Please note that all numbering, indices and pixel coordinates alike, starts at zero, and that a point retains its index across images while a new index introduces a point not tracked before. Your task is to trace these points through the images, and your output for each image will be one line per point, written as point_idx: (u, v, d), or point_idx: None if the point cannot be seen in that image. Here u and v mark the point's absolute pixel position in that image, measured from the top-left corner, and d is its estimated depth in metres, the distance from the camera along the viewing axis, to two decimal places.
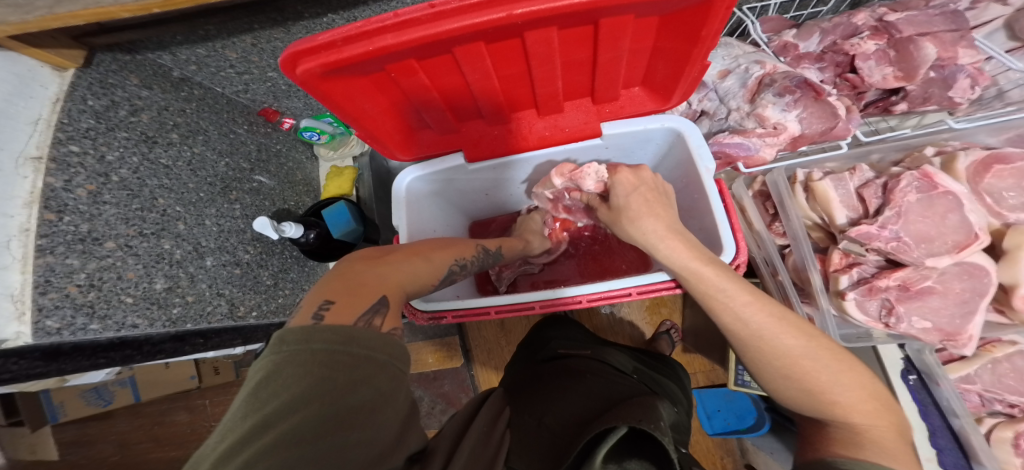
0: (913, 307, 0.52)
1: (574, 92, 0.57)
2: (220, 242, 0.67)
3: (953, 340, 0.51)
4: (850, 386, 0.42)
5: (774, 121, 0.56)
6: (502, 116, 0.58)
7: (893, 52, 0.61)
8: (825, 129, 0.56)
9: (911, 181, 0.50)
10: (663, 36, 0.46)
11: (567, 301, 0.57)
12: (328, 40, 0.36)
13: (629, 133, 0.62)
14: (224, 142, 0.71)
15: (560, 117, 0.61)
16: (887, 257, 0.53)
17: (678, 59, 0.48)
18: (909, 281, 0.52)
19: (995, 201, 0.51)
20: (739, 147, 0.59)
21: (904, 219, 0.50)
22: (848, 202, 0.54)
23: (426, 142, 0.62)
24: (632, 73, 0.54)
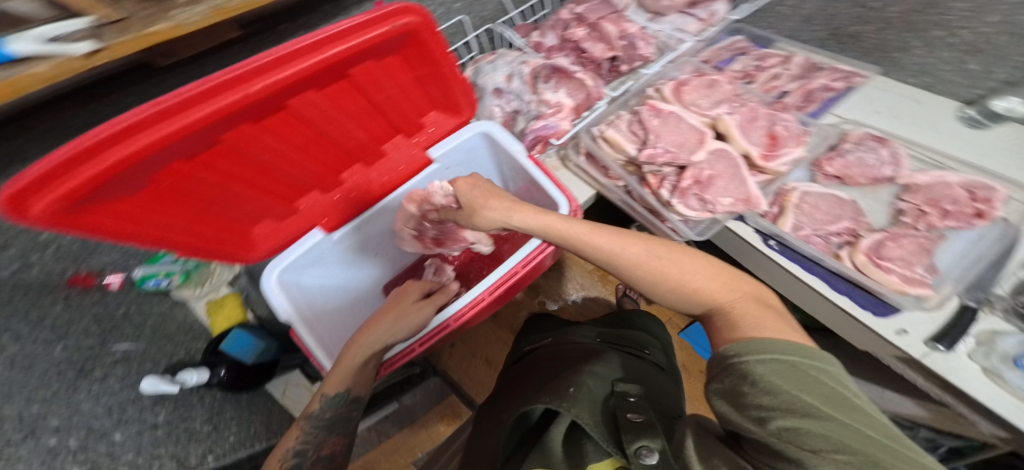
0: (715, 192, 0.65)
1: (385, 135, 0.63)
2: (118, 416, 0.66)
3: (754, 203, 0.65)
4: (707, 275, 0.49)
5: (554, 102, 0.72)
6: (328, 182, 0.64)
7: (596, 33, 0.83)
8: (584, 95, 0.73)
9: (649, 112, 0.71)
10: (415, 66, 0.54)
11: (473, 304, 0.68)
12: (43, 171, 0.32)
13: (452, 149, 0.73)
14: (48, 330, 0.62)
15: (385, 162, 0.68)
16: (678, 165, 0.68)
17: (438, 80, 0.58)
18: (699, 176, 0.66)
19: (697, 108, 0.74)
20: (546, 128, 0.73)
21: (661, 137, 0.69)
22: (629, 138, 0.70)
23: (263, 236, 0.65)
24: (415, 103, 0.61)
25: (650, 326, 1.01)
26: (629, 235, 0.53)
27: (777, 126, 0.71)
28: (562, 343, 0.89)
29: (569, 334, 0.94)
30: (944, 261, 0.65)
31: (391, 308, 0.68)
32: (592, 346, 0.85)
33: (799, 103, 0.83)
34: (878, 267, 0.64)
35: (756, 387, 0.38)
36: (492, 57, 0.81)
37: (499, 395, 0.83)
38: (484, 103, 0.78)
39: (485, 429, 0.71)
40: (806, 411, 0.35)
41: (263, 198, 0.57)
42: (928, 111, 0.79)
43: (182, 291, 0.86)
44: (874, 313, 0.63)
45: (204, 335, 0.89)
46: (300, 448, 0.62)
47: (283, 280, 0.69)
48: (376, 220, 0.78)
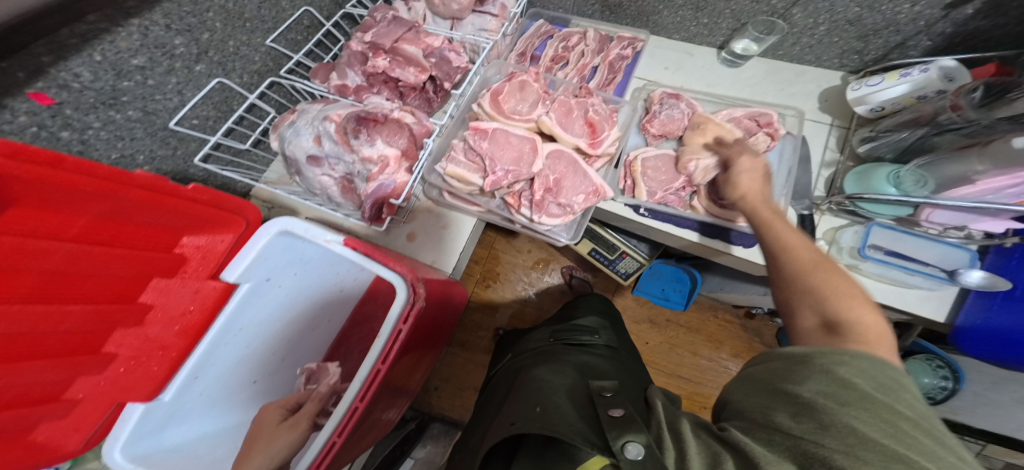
0: (568, 193, 0.66)
1: (127, 286, 0.47)
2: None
3: (602, 193, 0.67)
4: (868, 316, 0.47)
5: (376, 156, 0.62)
6: (85, 365, 0.46)
7: (399, 58, 0.77)
8: (405, 137, 0.65)
9: (475, 137, 0.67)
10: (80, 206, 0.39)
11: (347, 415, 0.52)
12: None
13: (254, 261, 0.57)
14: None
15: (161, 307, 0.52)
16: (526, 178, 0.66)
17: (142, 204, 0.43)
18: (548, 183, 0.66)
19: (517, 114, 0.73)
20: (380, 188, 0.63)
21: (498, 159, 0.65)
22: (470, 167, 0.65)
23: (53, 442, 0.48)
24: (138, 235, 0.46)
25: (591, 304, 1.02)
26: (813, 249, 0.55)
27: (590, 112, 0.74)
28: (521, 355, 0.85)
29: (524, 344, 0.91)
30: (772, 181, 0.78)
31: (253, 442, 0.59)
32: (555, 350, 0.80)
33: (607, 77, 0.92)
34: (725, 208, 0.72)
35: (832, 367, 0.43)
36: (292, 116, 0.67)
37: (469, 431, 0.74)
38: (308, 176, 0.66)
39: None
40: (850, 388, 0.41)
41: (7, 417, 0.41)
42: (700, 61, 0.97)
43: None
44: (746, 246, 0.74)
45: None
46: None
47: (138, 454, 0.53)
48: (218, 356, 0.61)
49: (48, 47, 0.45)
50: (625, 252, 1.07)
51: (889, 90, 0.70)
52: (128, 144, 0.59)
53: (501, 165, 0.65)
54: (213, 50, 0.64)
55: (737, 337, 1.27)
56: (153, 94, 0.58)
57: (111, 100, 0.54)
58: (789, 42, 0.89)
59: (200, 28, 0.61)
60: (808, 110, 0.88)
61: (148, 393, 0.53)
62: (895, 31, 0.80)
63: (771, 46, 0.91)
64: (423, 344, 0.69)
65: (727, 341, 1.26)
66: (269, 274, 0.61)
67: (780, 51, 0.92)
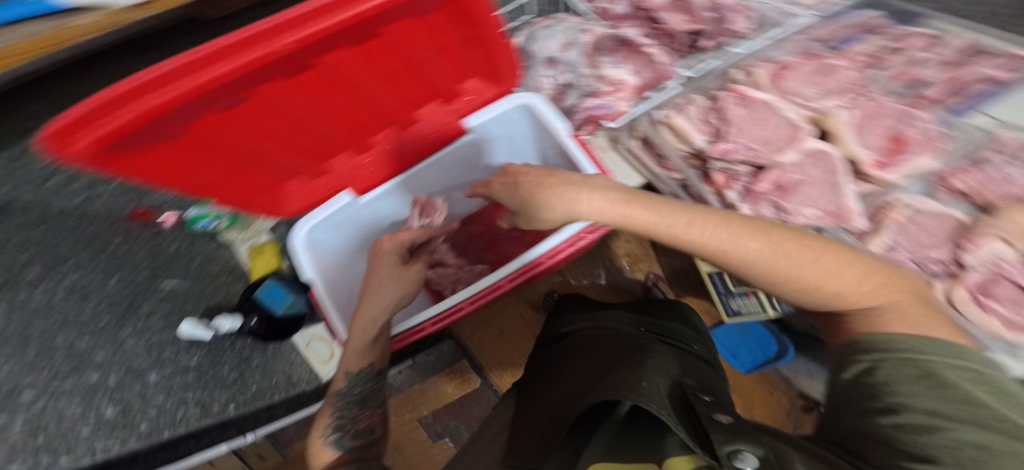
0: (798, 201, 0.55)
1: (412, 103, 0.54)
2: (155, 354, 0.73)
3: (844, 219, 0.55)
4: (864, 282, 0.40)
5: (615, 79, 0.64)
6: (356, 143, 0.56)
7: (682, 4, 0.70)
8: (654, 75, 0.64)
9: (732, 99, 0.61)
10: (452, 27, 0.43)
11: (489, 289, 0.62)
12: (86, 110, 0.27)
13: (493, 118, 0.63)
14: (117, 263, 0.77)
15: (419, 126, 0.60)
16: (756, 164, 0.58)
17: (482, 45, 0.47)
18: (783, 181, 0.56)
19: (799, 96, 0.64)
20: (600, 108, 0.63)
21: (741, 128, 0.58)
22: (700, 127, 0.59)
23: (291, 196, 0.60)
24: (454, 69, 0.52)
25: (693, 319, 0.87)
26: (809, 249, 0.41)
27: (902, 126, 0.61)
28: (599, 331, 0.79)
29: (604, 318, 0.85)
30: None
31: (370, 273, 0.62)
32: (627, 339, 0.73)
33: (941, 97, 0.65)
34: (981, 305, 0.51)
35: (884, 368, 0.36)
36: (547, 20, 0.68)
37: (540, 367, 0.80)
38: (533, 72, 0.66)
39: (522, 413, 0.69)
40: (969, 402, 0.32)
41: (291, 156, 0.51)
42: None
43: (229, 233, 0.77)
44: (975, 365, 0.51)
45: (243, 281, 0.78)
46: (337, 424, 0.59)
47: (312, 239, 0.63)
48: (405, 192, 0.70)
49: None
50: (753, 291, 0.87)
51: None
52: None
53: (744, 137, 0.58)
54: None
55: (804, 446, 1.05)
56: None
57: None
58: None
59: None
60: None
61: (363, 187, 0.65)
62: None
63: None
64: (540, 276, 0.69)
65: None
66: (486, 138, 0.67)
67: None
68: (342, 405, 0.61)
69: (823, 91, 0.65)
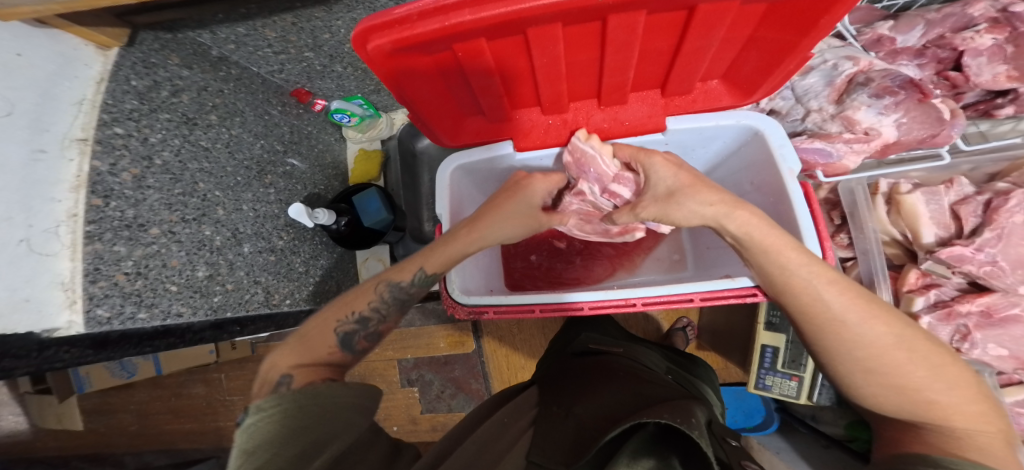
0: (991, 335, 0.49)
1: (643, 84, 0.49)
2: (258, 227, 0.64)
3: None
4: (950, 384, 0.37)
5: (865, 126, 0.48)
6: (555, 105, 0.51)
7: (1010, 47, 0.49)
8: (925, 137, 0.48)
9: (1022, 200, 0.46)
10: (764, 27, 0.38)
11: (615, 303, 0.53)
12: (403, 15, 0.31)
13: (695, 129, 0.53)
14: (260, 123, 0.66)
15: (621, 110, 0.53)
16: (973, 279, 0.50)
17: (774, 51, 0.40)
18: (993, 307, 0.49)
19: None
20: (818, 154, 0.51)
21: (1006, 241, 0.46)
22: (939, 218, 0.50)
23: (466, 127, 0.55)
24: (714, 65, 0.45)
25: (715, 383, 0.84)
26: (880, 302, 0.38)
27: None
28: (631, 362, 0.75)
29: (639, 352, 0.81)
30: None
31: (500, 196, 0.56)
32: (665, 381, 0.69)
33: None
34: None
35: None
36: None
37: (558, 376, 0.74)
38: None
39: (542, 415, 0.61)
40: None
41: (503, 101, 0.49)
42: None
43: (348, 130, 0.86)
44: None
45: (343, 178, 0.87)
46: (364, 315, 0.49)
47: (456, 175, 0.59)
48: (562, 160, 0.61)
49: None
50: (799, 377, 0.78)
51: None
52: None
53: (998, 254, 0.46)
54: None
55: None
56: None
57: None
58: None
59: None
60: None
61: (529, 146, 0.56)
62: None
63: None
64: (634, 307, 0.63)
65: None
66: (672, 143, 0.56)
67: None
68: (352, 325, 0.48)
69: None
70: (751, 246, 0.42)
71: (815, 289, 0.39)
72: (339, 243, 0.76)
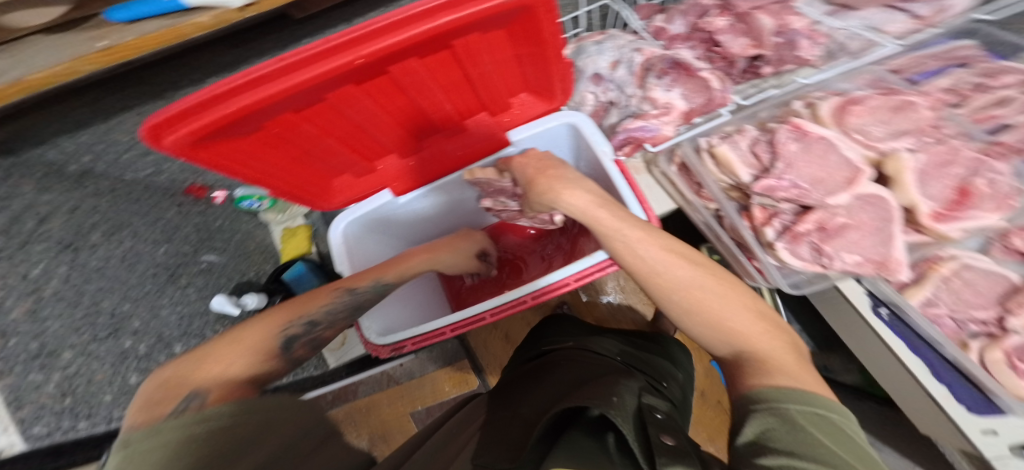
0: (839, 245, 0.51)
1: (468, 110, 0.57)
2: (185, 326, 0.72)
3: (889, 269, 0.50)
4: (741, 313, 0.46)
5: (663, 101, 0.60)
6: (406, 147, 0.60)
7: (740, 25, 0.62)
8: (704, 101, 0.60)
9: (785, 133, 0.53)
10: (518, 46, 0.47)
11: (513, 302, 0.63)
12: (181, 109, 0.34)
13: (536, 133, 0.63)
14: (155, 230, 0.72)
15: (465, 136, 0.62)
16: (803, 204, 0.53)
17: (540, 62, 0.50)
18: (824, 221, 0.52)
19: (863, 136, 0.52)
20: (642, 130, 0.61)
21: (794, 168, 0.52)
22: (744, 160, 0.55)
23: (339, 187, 0.62)
24: (510, 82, 0.55)
25: (681, 359, 0.84)
26: (680, 250, 0.49)
27: (978, 179, 0.48)
28: (585, 351, 0.75)
29: (592, 341, 0.82)
30: None
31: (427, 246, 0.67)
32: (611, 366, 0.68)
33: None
34: (1014, 369, 0.49)
35: (779, 431, 0.35)
36: (599, 36, 0.66)
37: (508, 387, 0.73)
38: (578, 88, 0.66)
39: (491, 421, 0.59)
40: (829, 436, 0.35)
41: (352, 154, 0.56)
42: None
43: (267, 213, 0.95)
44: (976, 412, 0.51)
45: (274, 257, 0.96)
46: (314, 318, 0.51)
47: (347, 232, 0.64)
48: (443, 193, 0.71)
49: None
50: None
51: None
52: None
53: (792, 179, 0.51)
54: None
55: None
56: None
57: None
58: None
59: None
60: None
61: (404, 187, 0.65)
62: None
63: None
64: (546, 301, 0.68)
65: None
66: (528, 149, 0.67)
67: None
68: (302, 328, 0.49)
69: (890, 131, 0.52)
70: (580, 217, 0.54)
71: (632, 248, 0.50)
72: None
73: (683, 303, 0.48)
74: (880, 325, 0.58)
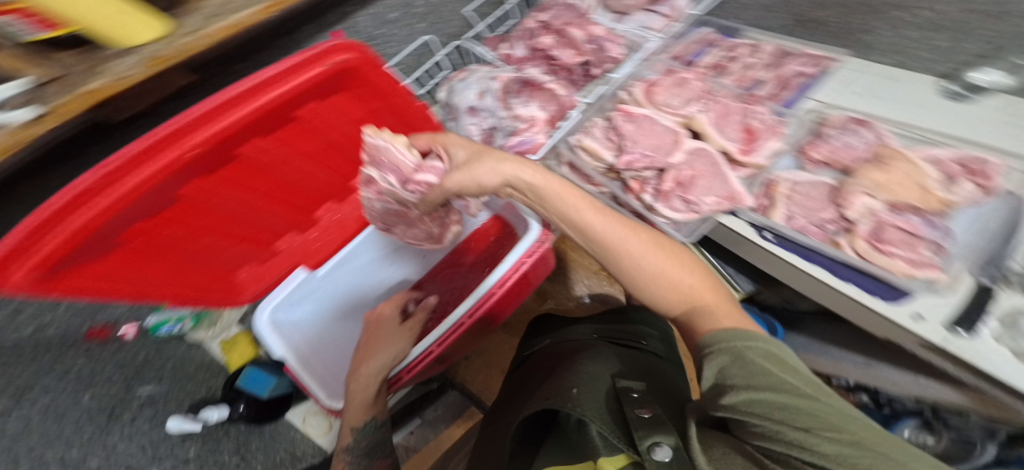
0: (698, 191, 0.62)
1: (343, 174, 0.66)
2: (152, 454, 0.60)
3: (739, 200, 0.60)
4: (691, 272, 0.43)
5: (527, 115, 0.70)
6: (299, 219, 0.67)
7: (564, 39, 0.85)
8: (556, 106, 0.71)
9: (621, 118, 0.66)
10: (356, 106, 0.57)
11: (453, 327, 0.61)
12: (14, 244, 0.35)
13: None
14: (69, 381, 0.58)
15: (353, 198, 0.71)
16: (657, 167, 0.64)
17: (382, 111, 0.61)
18: (679, 177, 0.63)
19: (670, 108, 0.68)
20: (522, 143, 0.70)
21: (636, 142, 0.65)
22: (605, 146, 0.67)
23: (253, 277, 0.68)
24: (370, 139, 0.65)
25: (655, 320, 0.89)
26: (625, 217, 0.47)
27: (752, 119, 0.65)
28: (563, 343, 0.81)
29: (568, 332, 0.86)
30: (958, 238, 0.60)
31: (373, 337, 0.69)
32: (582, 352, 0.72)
33: (775, 91, 0.79)
34: (882, 253, 0.59)
35: (734, 367, 0.33)
36: (463, 73, 0.79)
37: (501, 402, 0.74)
38: (461, 122, 0.76)
39: (488, 445, 0.61)
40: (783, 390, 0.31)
41: (248, 242, 0.62)
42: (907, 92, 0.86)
43: (195, 332, 0.87)
44: (885, 300, 0.58)
45: (222, 372, 0.85)
46: None
47: (275, 319, 0.68)
48: (360, 249, 0.77)
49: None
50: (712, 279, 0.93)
51: None
52: None
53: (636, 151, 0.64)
54: (434, 13, 0.86)
55: None
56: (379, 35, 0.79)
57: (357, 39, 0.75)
58: None
59: None
60: None
61: (317, 260, 0.74)
62: None
63: None
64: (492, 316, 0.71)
65: None
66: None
67: None
68: None
69: (685, 101, 0.69)
70: (512, 181, 0.51)
71: (574, 206, 0.48)
72: (257, 426, 0.78)
73: (641, 256, 0.44)
74: (772, 245, 0.66)
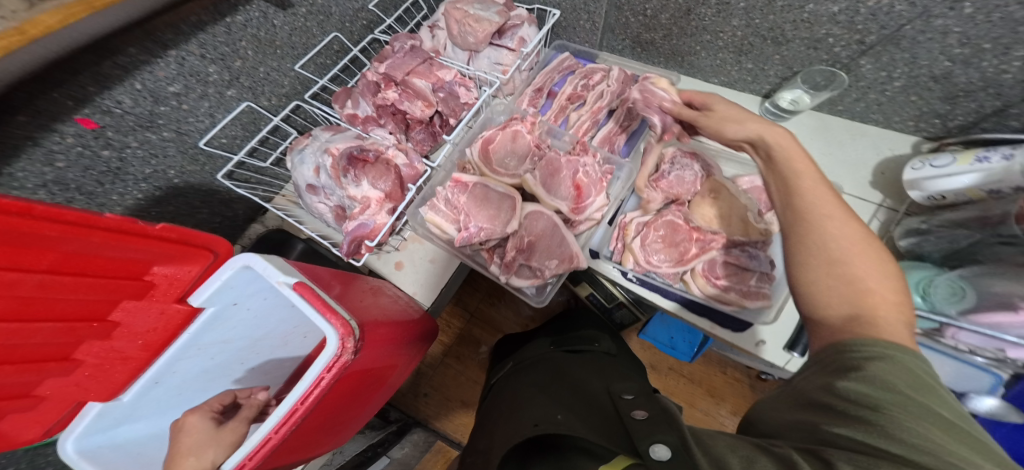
0: (539, 255, 0.61)
1: (93, 310, 0.49)
2: None
3: (577, 261, 0.60)
4: (873, 267, 0.43)
5: (359, 196, 0.66)
6: (51, 369, 0.49)
7: (409, 91, 0.81)
8: (391, 179, 0.67)
9: (451, 191, 0.64)
10: (41, 244, 0.40)
11: (259, 444, 0.48)
12: None
13: (219, 290, 0.54)
14: None
15: (126, 327, 0.52)
16: (499, 237, 0.62)
17: (107, 241, 0.44)
18: (520, 244, 0.62)
19: (501, 168, 0.67)
20: (359, 226, 0.65)
21: (470, 216, 0.62)
22: (448, 217, 0.63)
23: (15, 430, 0.51)
24: (112, 266, 0.47)
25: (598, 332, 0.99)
26: (808, 160, 0.51)
27: (580, 172, 0.65)
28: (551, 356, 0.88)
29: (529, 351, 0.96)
30: (780, 263, 0.69)
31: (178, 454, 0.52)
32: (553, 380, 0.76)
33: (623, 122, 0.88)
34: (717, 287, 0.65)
35: (858, 366, 0.38)
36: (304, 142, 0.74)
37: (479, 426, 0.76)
38: (305, 202, 0.73)
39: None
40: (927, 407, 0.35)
41: None
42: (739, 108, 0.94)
43: None
44: (734, 330, 0.67)
45: None
46: None
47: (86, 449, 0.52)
48: (182, 367, 0.58)
49: (92, 77, 0.56)
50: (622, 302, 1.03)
51: (952, 179, 0.62)
52: (161, 160, 0.73)
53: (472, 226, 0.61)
54: (243, 76, 0.76)
55: (743, 396, 1.23)
56: (186, 117, 0.71)
57: (148, 122, 0.67)
58: (851, 97, 0.84)
59: (232, 56, 0.72)
60: (859, 180, 0.81)
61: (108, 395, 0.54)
62: (994, 94, 0.70)
63: (828, 100, 0.87)
64: (371, 377, 0.66)
65: (730, 398, 1.23)
66: (236, 300, 0.57)
67: (838, 106, 0.87)
68: None
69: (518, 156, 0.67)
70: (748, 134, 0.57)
71: (775, 144, 0.54)
72: None
73: (805, 212, 0.47)
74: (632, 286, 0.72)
